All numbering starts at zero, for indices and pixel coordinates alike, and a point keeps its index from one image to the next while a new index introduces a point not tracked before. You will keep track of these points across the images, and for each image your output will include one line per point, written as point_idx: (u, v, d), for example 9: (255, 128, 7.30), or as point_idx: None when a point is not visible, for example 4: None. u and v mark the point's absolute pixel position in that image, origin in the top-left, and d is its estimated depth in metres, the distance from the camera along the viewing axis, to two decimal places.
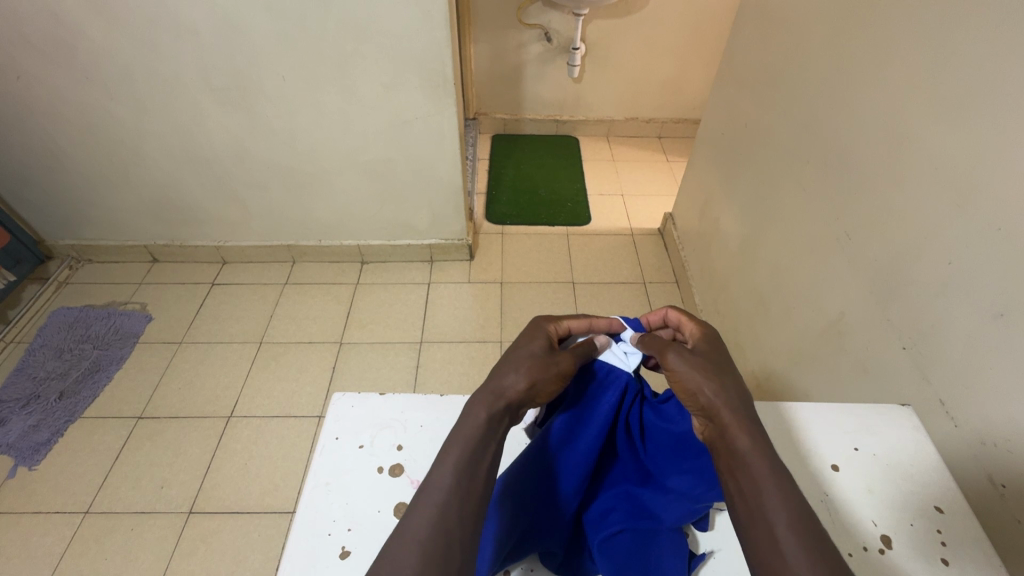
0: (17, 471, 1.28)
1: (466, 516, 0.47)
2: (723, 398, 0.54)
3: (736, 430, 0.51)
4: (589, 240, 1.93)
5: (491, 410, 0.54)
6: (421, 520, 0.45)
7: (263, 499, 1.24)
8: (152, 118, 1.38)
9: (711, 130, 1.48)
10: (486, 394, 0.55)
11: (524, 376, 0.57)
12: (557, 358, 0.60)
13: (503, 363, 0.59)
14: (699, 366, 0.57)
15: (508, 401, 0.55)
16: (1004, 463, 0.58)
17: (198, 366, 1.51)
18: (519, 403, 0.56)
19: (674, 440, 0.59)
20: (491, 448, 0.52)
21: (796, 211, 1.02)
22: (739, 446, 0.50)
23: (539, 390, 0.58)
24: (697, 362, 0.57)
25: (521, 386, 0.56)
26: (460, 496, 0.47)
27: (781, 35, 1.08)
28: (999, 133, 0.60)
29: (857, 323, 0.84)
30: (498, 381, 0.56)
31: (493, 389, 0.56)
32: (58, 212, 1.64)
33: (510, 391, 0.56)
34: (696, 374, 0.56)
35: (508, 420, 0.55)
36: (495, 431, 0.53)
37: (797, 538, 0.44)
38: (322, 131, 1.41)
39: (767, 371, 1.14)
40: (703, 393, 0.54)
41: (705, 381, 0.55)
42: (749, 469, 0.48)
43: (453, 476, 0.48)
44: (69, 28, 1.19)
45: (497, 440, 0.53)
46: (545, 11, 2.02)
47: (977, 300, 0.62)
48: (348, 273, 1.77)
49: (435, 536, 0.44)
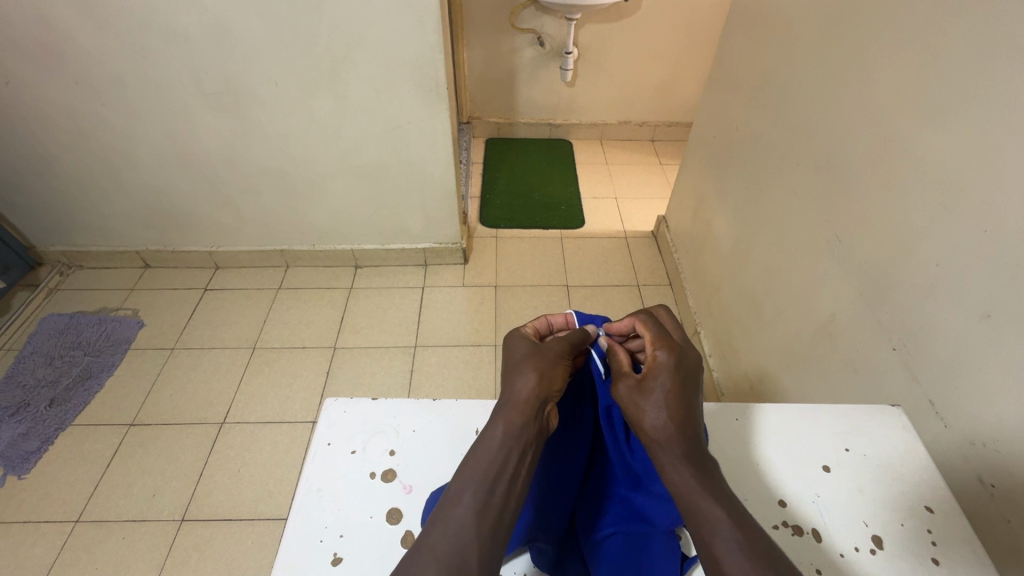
0: (7, 480, 1.26)
1: (483, 529, 0.47)
2: (656, 431, 0.55)
3: (669, 464, 0.53)
4: (583, 243, 1.93)
5: (511, 419, 0.54)
6: (439, 534, 0.46)
7: (257, 507, 1.23)
8: (143, 122, 1.37)
9: (702, 134, 1.49)
10: (506, 407, 0.56)
11: (530, 374, 0.59)
12: (545, 346, 0.63)
13: (509, 374, 0.60)
14: (639, 400, 0.58)
15: (524, 404, 0.56)
16: (993, 463, 0.58)
17: (191, 372, 1.50)
18: (541, 400, 0.57)
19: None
20: (512, 455, 0.52)
21: (786, 213, 1.04)
22: (671, 482, 0.52)
23: (550, 379, 0.59)
24: (638, 391, 0.58)
25: (532, 385, 0.58)
26: (478, 509, 0.48)
27: (771, 40, 1.09)
28: (986, 137, 0.60)
29: (847, 324, 0.85)
30: (510, 391, 0.58)
31: (510, 399, 0.57)
32: (49, 217, 1.62)
33: (524, 395, 0.57)
34: (637, 409, 0.57)
35: (529, 424, 0.55)
36: (517, 437, 0.53)
37: None
38: (314, 135, 1.41)
39: (759, 372, 1.15)
40: (643, 425, 0.56)
41: (644, 416, 0.57)
42: None
43: (473, 491, 0.49)
44: (60, 34, 1.18)
45: (520, 446, 0.53)
46: (538, 15, 2.04)
47: (965, 301, 0.63)
48: (342, 278, 1.77)
49: (450, 551, 0.45)
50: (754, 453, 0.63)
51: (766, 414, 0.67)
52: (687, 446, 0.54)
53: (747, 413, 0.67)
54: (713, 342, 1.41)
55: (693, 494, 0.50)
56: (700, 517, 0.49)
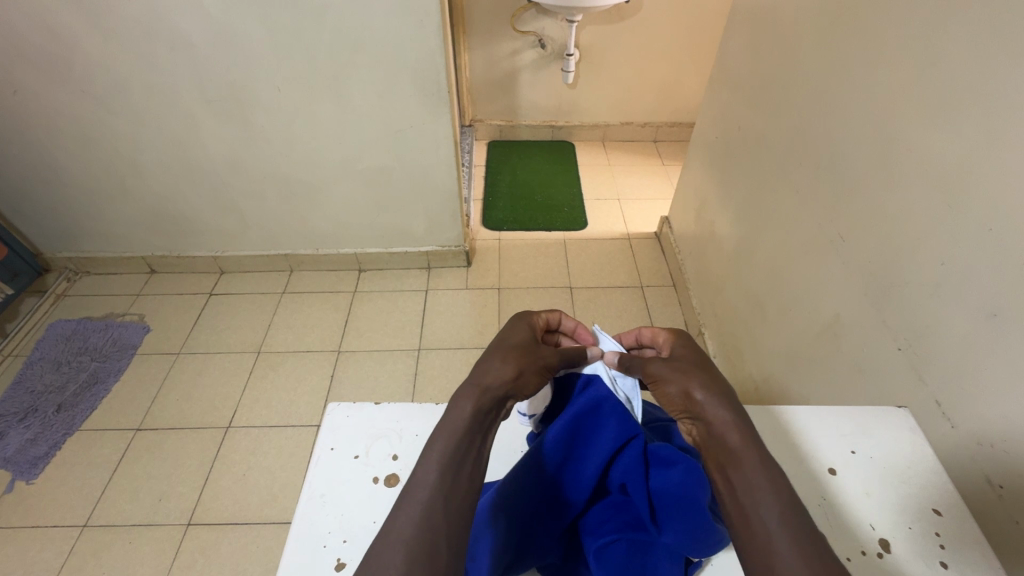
0: (15, 485, 1.27)
1: (459, 518, 0.46)
2: (705, 395, 0.55)
3: (725, 428, 0.53)
4: (586, 245, 1.93)
5: (477, 402, 0.55)
6: (417, 523, 0.45)
7: (262, 511, 1.24)
8: (147, 130, 1.38)
9: (704, 134, 1.48)
10: (473, 385, 0.56)
11: (508, 365, 0.59)
12: (539, 351, 0.63)
13: (487, 354, 0.61)
14: (680, 370, 0.59)
15: (490, 389, 0.56)
16: (1001, 463, 0.57)
17: (196, 376, 1.51)
18: (505, 392, 0.57)
19: (674, 497, 0.53)
20: (475, 440, 0.52)
21: (789, 212, 1.03)
22: (734, 444, 0.51)
23: (524, 380, 0.59)
24: (673, 366, 0.60)
25: (497, 371, 0.58)
26: (455, 501, 0.47)
27: (773, 39, 1.08)
28: (990, 134, 0.60)
29: (853, 324, 0.84)
30: (482, 370, 0.58)
31: (478, 380, 0.57)
32: (56, 224, 1.64)
33: (494, 380, 0.57)
34: (677, 377, 0.58)
35: (492, 412, 0.56)
36: (481, 425, 0.53)
37: (781, 539, 0.44)
38: (318, 140, 1.42)
39: (765, 373, 1.14)
40: (692, 393, 0.56)
41: (686, 381, 0.57)
42: (749, 461, 0.50)
43: (451, 481, 0.49)
44: (66, 44, 1.20)
45: (481, 434, 0.53)
46: (539, 18, 2.04)
47: (970, 300, 0.62)
48: (345, 281, 1.77)
49: (430, 542, 0.44)
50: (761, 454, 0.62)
51: (757, 413, 0.67)
52: (736, 409, 0.54)
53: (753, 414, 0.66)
54: (719, 344, 1.40)
55: (747, 457, 0.50)
56: (751, 485, 0.48)
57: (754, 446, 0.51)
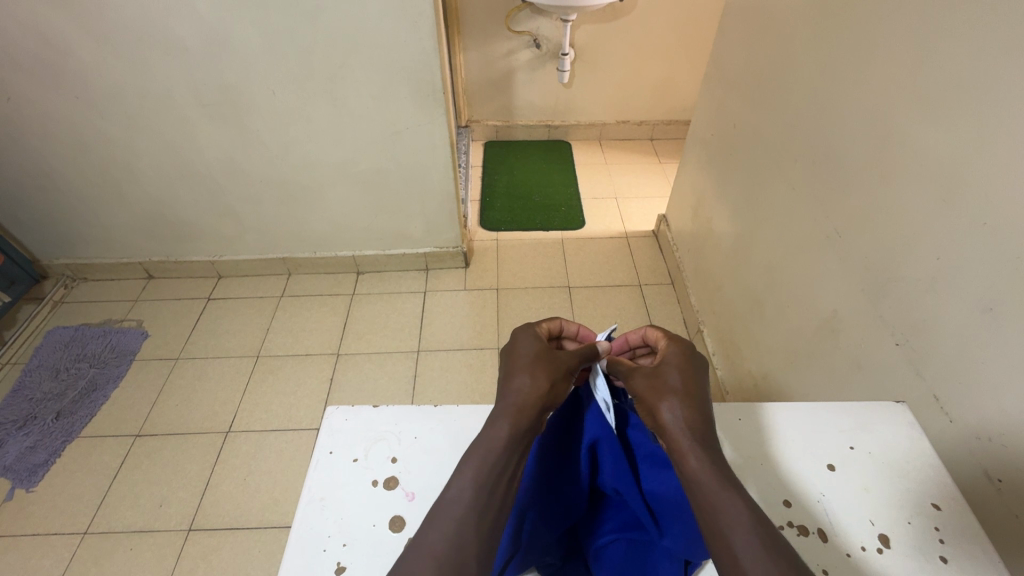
0: (16, 493, 1.27)
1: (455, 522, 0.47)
2: (673, 421, 0.54)
3: (686, 452, 0.52)
4: (584, 245, 1.93)
5: (509, 422, 0.55)
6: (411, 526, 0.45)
7: (264, 515, 1.24)
8: (143, 135, 1.38)
9: (700, 132, 1.48)
10: (508, 406, 0.56)
11: (538, 379, 0.59)
12: (558, 356, 0.62)
13: (510, 373, 0.60)
14: (658, 388, 0.58)
15: (527, 407, 0.56)
16: (1000, 458, 0.57)
17: (196, 382, 1.51)
18: (543, 406, 0.57)
19: (668, 499, 0.55)
20: (514, 457, 0.53)
21: (785, 208, 1.03)
22: (690, 469, 0.51)
23: (556, 391, 0.59)
24: (649, 384, 0.58)
25: (530, 387, 0.58)
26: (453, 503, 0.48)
27: (768, 34, 1.08)
28: (986, 128, 0.60)
29: (850, 320, 0.84)
30: (514, 389, 0.58)
31: (513, 402, 0.56)
32: (52, 231, 1.64)
33: (531, 398, 0.57)
34: (651, 398, 0.57)
35: (530, 430, 0.56)
36: (519, 443, 0.54)
37: (773, 548, 0.44)
38: (313, 142, 1.41)
39: (763, 370, 1.14)
40: (661, 419, 0.56)
41: (659, 404, 0.56)
42: (708, 486, 0.49)
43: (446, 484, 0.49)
44: (60, 50, 1.20)
45: (519, 451, 0.54)
46: (533, 17, 2.03)
47: (968, 294, 0.62)
48: (344, 284, 1.77)
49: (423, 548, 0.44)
50: (758, 451, 0.62)
51: (757, 412, 0.66)
52: (706, 437, 0.53)
53: (755, 411, 0.67)
54: (718, 342, 1.40)
55: (708, 485, 0.49)
56: (716, 505, 0.48)
57: (713, 472, 0.50)
